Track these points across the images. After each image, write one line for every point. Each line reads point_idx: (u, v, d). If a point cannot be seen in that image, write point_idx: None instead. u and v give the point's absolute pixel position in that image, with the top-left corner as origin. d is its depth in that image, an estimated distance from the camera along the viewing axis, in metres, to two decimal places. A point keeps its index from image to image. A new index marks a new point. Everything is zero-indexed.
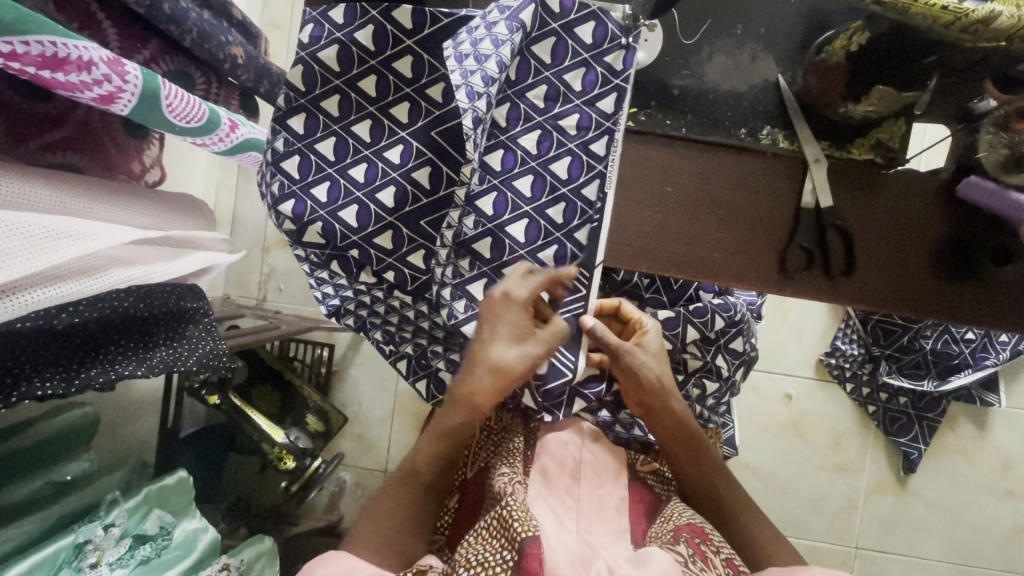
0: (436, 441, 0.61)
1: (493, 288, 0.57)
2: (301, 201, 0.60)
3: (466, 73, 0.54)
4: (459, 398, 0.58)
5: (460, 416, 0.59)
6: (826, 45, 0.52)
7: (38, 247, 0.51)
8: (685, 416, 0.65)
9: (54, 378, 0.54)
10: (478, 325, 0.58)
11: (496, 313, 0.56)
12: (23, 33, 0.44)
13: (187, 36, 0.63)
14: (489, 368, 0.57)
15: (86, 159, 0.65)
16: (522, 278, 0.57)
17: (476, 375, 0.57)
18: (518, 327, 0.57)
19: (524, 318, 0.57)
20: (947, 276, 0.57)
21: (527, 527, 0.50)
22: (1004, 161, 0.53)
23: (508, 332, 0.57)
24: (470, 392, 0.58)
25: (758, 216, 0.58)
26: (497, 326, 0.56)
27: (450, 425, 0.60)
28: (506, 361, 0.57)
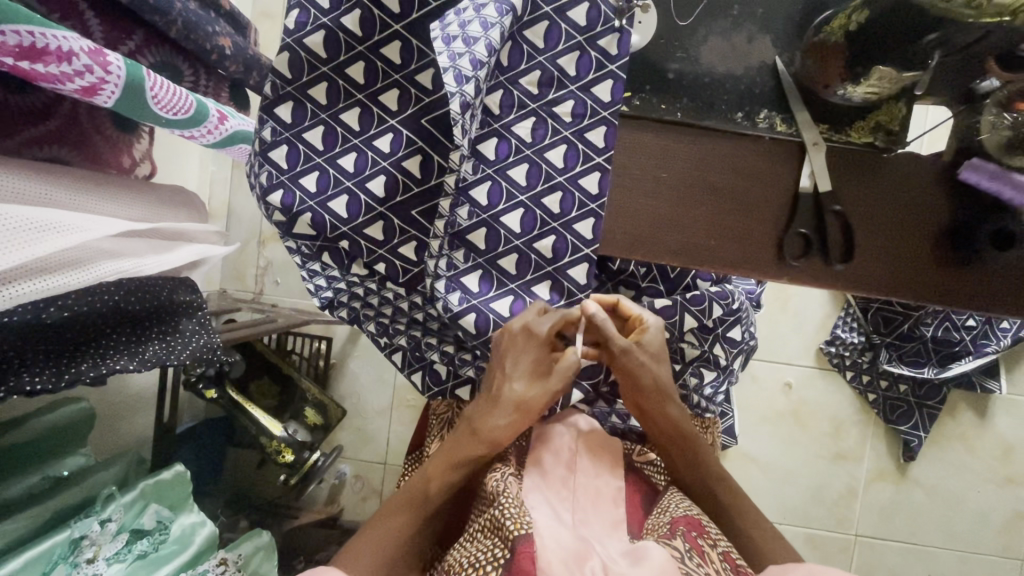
0: (445, 471, 0.59)
1: (512, 321, 0.57)
2: (290, 192, 0.59)
3: (454, 55, 0.52)
4: (479, 432, 0.58)
5: (478, 449, 0.58)
6: (825, 25, 0.51)
7: (25, 241, 0.50)
8: (683, 420, 0.65)
9: (44, 372, 0.53)
10: (496, 359, 0.58)
11: (518, 350, 0.57)
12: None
13: (173, 26, 0.62)
14: (512, 404, 0.58)
15: (78, 153, 0.64)
16: (539, 314, 0.58)
17: (496, 409, 0.58)
18: (539, 363, 0.58)
19: (545, 354, 0.58)
20: (946, 260, 0.56)
21: (519, 525, 0.50)
22: (1004, 142, 0.49)
23: (530, 369, 0.58)
24: (489, 426, 0.58)
25: (756, 201, 0.57)
26: (519, 363, 0.58)
27: (463, 457, 0.58)
28: (528, 397, 0.58)
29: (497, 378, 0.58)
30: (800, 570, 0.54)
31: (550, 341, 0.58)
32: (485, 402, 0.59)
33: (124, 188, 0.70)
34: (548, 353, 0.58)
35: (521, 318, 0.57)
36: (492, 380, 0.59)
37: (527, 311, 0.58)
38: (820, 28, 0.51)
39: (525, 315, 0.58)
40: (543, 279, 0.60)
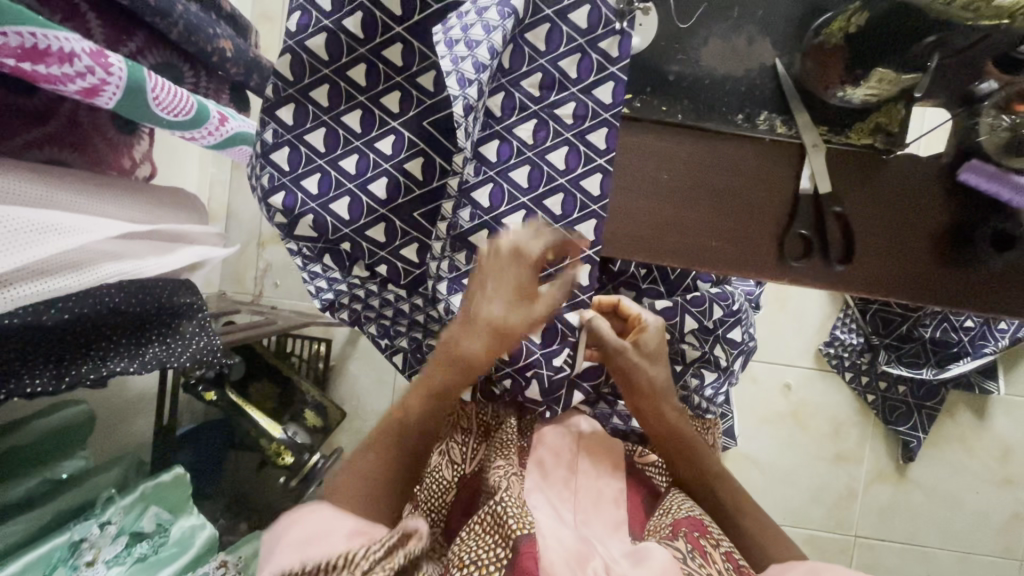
0: (423, 396, 0.58)
1: (500, 242, 0.52)
2: (291, 194, 0.59)
3: (456, 59, 0.53)
4: (456, 355, 0.55)
5: (456, 374, 0.57)
6: (825, 27, 0.51)
7: (25, 242, 0.50)
8: (679, 422, 0.66)
9: (45, 374, 0.54)
10: (478, 277, 0.53)
11: (498, 268, 0.53)
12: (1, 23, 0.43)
13: (173, 28, 0.62)
14: (490, 328, 0.54)
15: (79, 155, 0.64)
16: (534, 235, 0.53)
17: (475, 332, 0.54)
18: (521, 283, 0.53)
19: (529, 276, 0.53)
20: (946, 261, 0.56)
21: (521, 524, 0.50)
22: (1006, 144, 0.50)
23: (510, 290, 0.53)
24: (467, 351, 0.55)
25: (758, 203, 0.57)
26: (498, 282, 0.53)
27: (441, 381, 0.57)
28: (507, 319, 0.54)
29: (476, 293, 0.53)
30: (799, 569, 0.55)
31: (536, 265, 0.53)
32: (462, 320, 0.55)
33: (126, 189, 0.70)
34: (533, 275, 0.53)
35: (507, 237, 0.53)
36: (470, 298, 0.54)
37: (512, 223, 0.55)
38: (819, 31, 0.52)
39: (513, 235, 0.53)
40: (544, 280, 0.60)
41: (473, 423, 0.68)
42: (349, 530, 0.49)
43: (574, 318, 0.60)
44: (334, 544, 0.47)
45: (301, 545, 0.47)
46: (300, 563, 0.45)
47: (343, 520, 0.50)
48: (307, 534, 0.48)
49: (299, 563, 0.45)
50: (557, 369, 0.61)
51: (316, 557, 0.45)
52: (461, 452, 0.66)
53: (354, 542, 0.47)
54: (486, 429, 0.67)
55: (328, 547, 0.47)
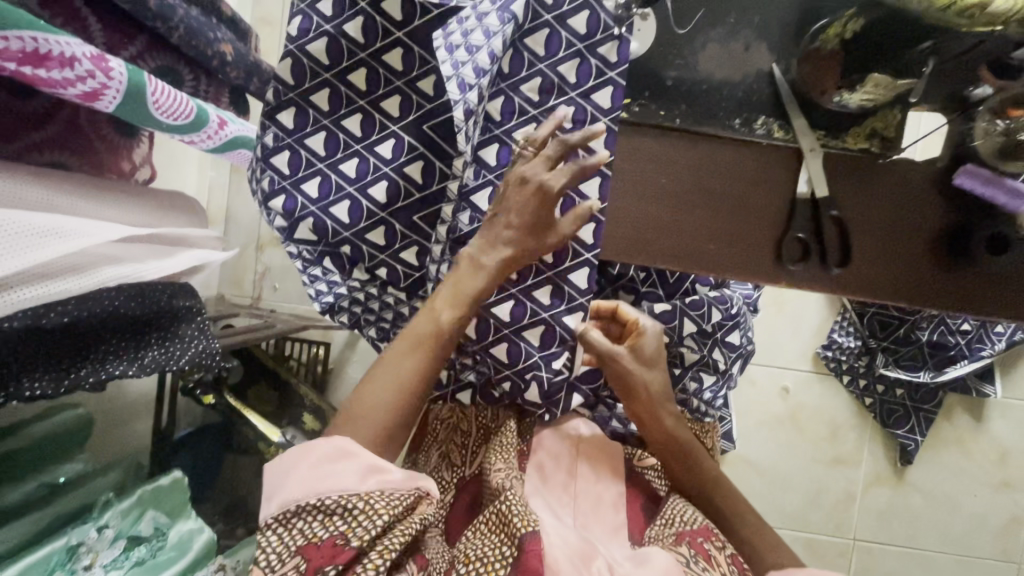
0: (451, 303, 0.56)
1: (522, 174, 0.54)
2: (292, 197, 0.60)
3: (457, 64, 0.53)
4: (487, 269, 0.56)
5: (485, 284, 0.56)
6: (820, 33, 0.52)
7: (24, 246, 0.50)
8: (677, 429, 0.66)
9: (45, 378, 0.54)
10: (505, 204, 0.55)
11: (514, 197, 0.55)
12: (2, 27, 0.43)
13: (174, 32, 0.63)
14: (516, 251, 0.56)
15: (78, 158, 0.64)
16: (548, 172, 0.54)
17: (502, 250, 0.56)
18: (535, 213, 0.54)
19: (544, 205, 0.54)
20: (943, 267, 0.57)
21: (526, 523, 0.51)
22: (1001, 148, 0.51)
23: (524, 218, 0.54)
24: (497, 268, 0.56)
25: (755, 207, 0.57)
26: (513, 212, 0.55)
27: (471, 291, 0.56)
28: (521, 247, 0.56)
29: (492, 222, 0.56)
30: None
31: (553, 196, 0.54)
32: (479, 242, 0.56)
33: (127, 194, 0.70)
34: (548, 205, 0.54)
35: (523, 167, 0.55)
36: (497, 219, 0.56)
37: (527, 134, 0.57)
38: (815, 36, 0.52)
39: (529, 164, 0.54)
40: (543, 283, 0.60)
41: (473, 426, 0.68)
42: (361, 466, 0.51)
43: (573, 322, 0.60)
44: (348, 482, 0.50)
45: (315, 480, 0.50)
46: (319, 498, 0.49)
47: (355, 454, 0.51)
48: (320, 469, 0.50)
49: (318, 498, 0.49)
50: (557, 372, 0.61)
51: (333, 493, 0.49)
52: (460, 453, 0.67)
53: (368, 481, 0.50)
54: (486, 432, 0.67)
55: (342, 485, 0.50)
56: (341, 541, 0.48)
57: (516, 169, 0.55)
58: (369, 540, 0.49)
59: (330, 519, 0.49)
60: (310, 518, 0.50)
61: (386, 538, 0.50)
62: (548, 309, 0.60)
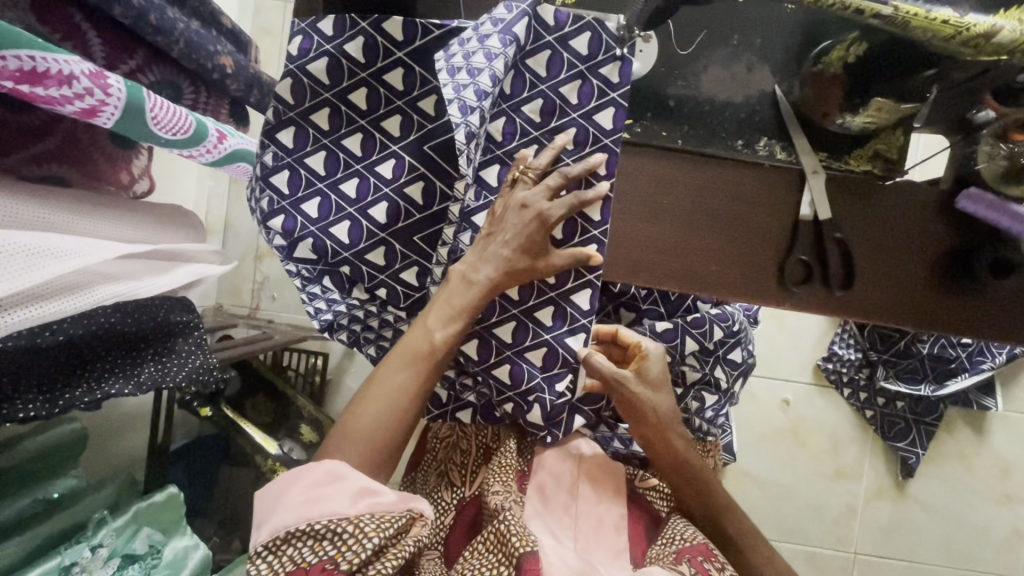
0: (443, 320, 0.56)
1: (524, 201, 0.54)
2: (291, 217, 0.60)
3: (458, 87, 0.53)
4: (482, 285, 0.55)
5: (478, 299, 0.56)
6: (823, 55, 0.52)
7: (21, 268, 0.49)
8: (687, 453, 0.64)
9: (37, 399, 0.53)
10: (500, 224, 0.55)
11: (509, 221, 0.55)
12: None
13: (175, 46, 0.62)
14: (510, 268, 0.55)
15: (76, 172, 0.64)
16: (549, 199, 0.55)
17: (496, 269, 0.55)
18: (531, 238, 0.54)
19: (540, 231, 0.54)
20: (948, 289, 0.56)
21: (525, 542, 0.52)
22: (1003, 172, 0.51)
23: (519, 243, 0.54)
24: (490, 284, 0.55)
25: (756, 227, 0.57)
26: (506, 235, 0.55)
27: (464, 305, 0.56)
28: (516, 268, 0.55)
29: (486, 242, 0.56)
30: None
31: (550, 224, 0.54)
32: (471, 260, 0.56)
33: (121, 207, 0.69)
34: (544, 232, 0.54)
35: (522, 194, 0.55)
36: (490, 235, 0.56)
37: (527, 155, 0.57)
38: (817, 59, 0.52)
39: (529, 191, 0.55)
40: (546, 304, 0.60)
41: (474, 445, 0.67)
42: (352, 489, 0.50)
43: (575, 343, 0.60)
44: (340, 505, 0.49)
45: (305, 504, 0.49)
46: (309, 522, 0.48)
47: (346, 476, 0.51)
48: (310, 493, 0.50)
49: (308, 523, 0.48)
50: (559, 394, 0.61)
51: (323, 516, 0.48)
52: (459, 473, 0.67)
53: (359, 504, 0.49)
54: (486, 453, 0.67)
55: (333, 508, 0.49)
56: (330, 564, 0.46)
57: (517, 192, 0.55)
58: (360, 564, 0.48)
59: (320, 545, 0.48)
60: (300, 544, 0.48)
61: (377, 562, 0.49)
62: (550, 331, 0.60)
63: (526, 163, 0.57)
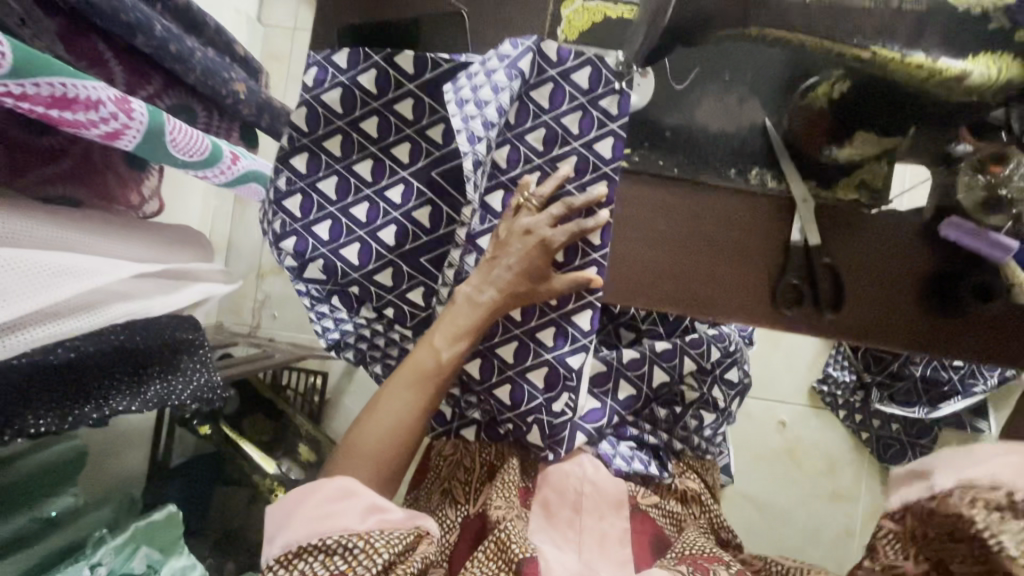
0: (449, 340, 0.58)
1: (529, 227, 0.58)
2: (303, 239, 0.63)
3: (466, 119, 0.57)
4: (486, 306, 0.58)
5: (482, 319, 0.58)
6: (811, 90, 0.55)
7: (39, 287, 0.51)
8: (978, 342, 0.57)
9: (48, 415, 0.55)
10: (502, 250, 0.58)
11: (514, 246, 0.58)
12: (21, 74, 0.45)
13: (191, 73, 0.65)
14: (510, 290, 0.58)
15: (89, 194, 0.65)
16: (551, 224, 0.58)
17: (495, 292, 0.58)
18: (533, 261, 0.57)
19: (542, 257, 0.57)
20: (936, 312, 0.58)
21: (525, 548, 0.56)
22: (982, 202, 0.53)
23: (523, 267, 0.57)
24: (494, 306, 0.58)
25: (748, 253, 0.60)
26: (511, 259, 0.57)
27: (469, 326, 0.58)
28: (518, 291, 0.58)
29: (491, 266, 0.58)
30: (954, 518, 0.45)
31: (553, 250, 0.57)
32: (476, 281, 0.58)
33: (134, 227, 0.71)
34: (546, 258, 0.57)
35: (527, 220, 0.58)
36: (495, 259, 0.58)
37: (530, 182, 0.60)
38: (806, 93, 0.55)
39: (533, 218, 0.58)
40: (547, 325, 0.62)
41: (478, 463, 0.69)
42: (362, 506, 0.51)
43: (574, 361, 0.62)
44: (350, 520, 0.50)
45: (318, 519, 0.50)
46: (320, 537, 0.49)
47: (359, 492, 0.52)
48: (323, 509, 0.51)
49: (320, 537, 0.49)
50: (558, 414, 0.63)
51: (335, 532, 0.49)
52: (462, 490, 0.68)
53: (368, 521, 0.51)
54: (490, 470, 0.68)
55: (342, 523, 0.50)
56: None
57: (516, 217, 0.59)
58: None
59: (330, 559, 0.49)
60: (312, 558, 0.49)
61: None
62: (553, 351, 0.62)
63: (529, 191, 0.60)
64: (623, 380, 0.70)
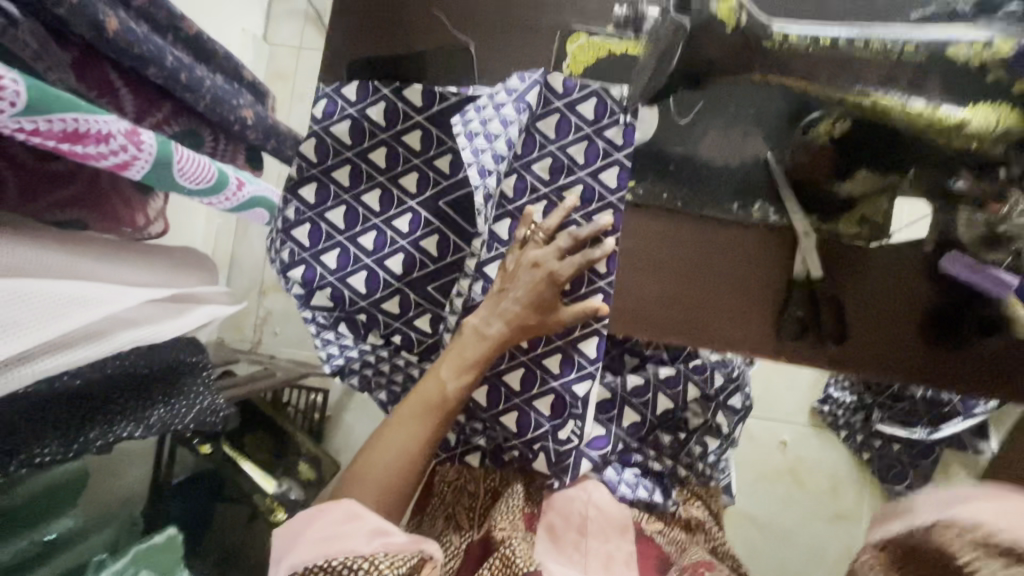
0: (457, 370, 0.58)
1: (534, 261, 0.58)
2: (311, 268, 0.64)
3: (476, 151, 0.59)
4: (492, 338, 0.58)
5: (488, 350, 0.58)
6: (811, 126, 0.55)
7: (51, 317, 0.51)
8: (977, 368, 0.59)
9: (54, 443, 0.55)
10: (506, 281, 0.59)
11: (522, 278, 0.58)
12: (34, 112, 0.45)
13: (201, 101, 0.65)
14: (514, 321, 0.58)
15: (96, 217, 0.64)
16: (558, 257, 0.58)
17: (499, 324, 0.58)
18: (542, 296, 0.58)
19: (550, 290, 0.58)
20: (940, 343, 0.59)
21: (529, 562, 0.56)
22: (980, 239, 0.54)
23: (530, 300, 0.58)
24: (500, 337, 0.58)
25: (753, 285, 0.61)
26: (518, 291, 0.58)
27: (475, 357, 0.58)
28: (528, 324, 0.58)
29: (499, 298, 0.59)
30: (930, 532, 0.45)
31: (559, 283, 0.58)
32: (484, 314, 0.59)
33: (138, 256, 0.71)
34: (553, 290, 0.58)
35: (535, 253, 0.59)
36: (500, 289, 0.59)
37: (537, 215, 0.61)
38: (806, 129, 0.56)
39: (541, 251, 0.59)
40: (554, 351, 0.63)
41: (482, 488, 0.69)
42: (368, 528, 0.50)
43: (581, 389, 0.62)
44: (357, 543, 0.49)
45: (325, 540, 0.49)
46: (327, 559, 0.48)
47: (363, 515, 0.52)
48: (329, 531, 0.50)
49: (326, 559, 0.48)
50: (563, 441, 0.63)
51: (339, 555, 0.48)
52: (467, 516, 0.67)
53: (373, 543, 0.49)
54: (494, 495, 0.69)
55: (349, 546, 0.49)
56: None
57: (521, 251, 0.60)
58: None
59: None
60: None
61: None
62: (562, 380, 0.63)
63: (535, 223, 0.61)
64: (627, 408, 0.72)
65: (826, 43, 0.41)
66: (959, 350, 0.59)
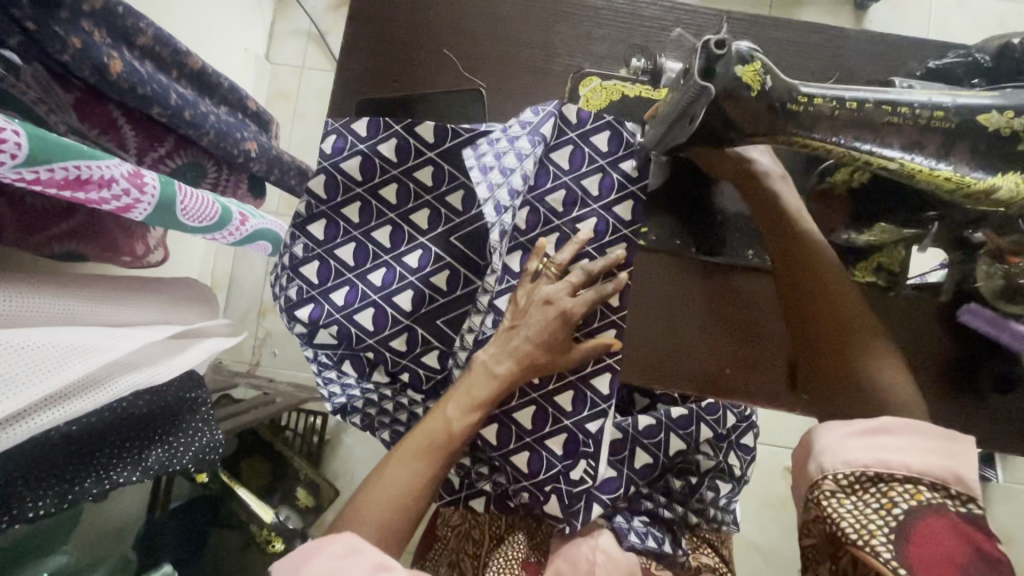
0: (466, 413, 0.56)
1: (546, 297, 0.57)
2: (319, 305, 0.63)
3: (491, 185, 0.58)
4: (502, 377, 0.57)
5: (495, 389, 0.57)
6: (827, 174, 0.57)
7: (47, 370, 0.49)
8: (991, 423, 0.58)
9: (46, 496, 0.51)
10: (513, 319, 0.58)
11: (533, 316, 0.57)
12: (35, 163, 0.42)
13: (205, 137, 0.61)
14: (522, 359, 0.57)
15: (95, 247, 0.63)
16: (570, 293, 0.57)
17: (506, 361, 0.57)
18: (554, 333, 0.56)
19: (561, 327, 0.56)
20: (956, 395, 0.58)
21: None
22: (999, 290, 0.53)
23: (541, 337, 0.56)
24: (510, 376, 0.57)
25: (765, 333, 0.61)
26: (529, 328, 0.57)
27: (484, 395, 0.57)
28: (537, 362, 0.57)
29: (509, 335, 0.58)
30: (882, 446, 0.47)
31: (572, 321, 0.57)
32: (493, 351, 0.58)
33: (141, 288, 0.70)
34: (566, 329, 0.57)
35: (546, 289, 0.57)
36: (510, 326, 0.58)
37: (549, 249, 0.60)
38: (822, 176, 0.57)
39: (552, 286, 0.57)
40: (566, 389, 0.61)
41: (487, 535, 0.70)
42: (368, 564, 0.48)
43: (594, 428, 0.61)
44: None
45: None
46: None
47: (362, 549, 0.50)
48: (329, 567, 0.48)
49: None
50: (576, 482, 0.61)
51: None
52: (470, 564, 0.70)
53: None
54: (497, 541, 0.69)
55: None
56: None
57: (534, 286, 0.58)
58: None
59: None
60: None
61: None
62: (577, 419, 0.61)
63: (547, 256, 0.60)
64: (639, 448, 0.69)
65: (853, 106, 0.42)
66: (972, 405, 0.58)
